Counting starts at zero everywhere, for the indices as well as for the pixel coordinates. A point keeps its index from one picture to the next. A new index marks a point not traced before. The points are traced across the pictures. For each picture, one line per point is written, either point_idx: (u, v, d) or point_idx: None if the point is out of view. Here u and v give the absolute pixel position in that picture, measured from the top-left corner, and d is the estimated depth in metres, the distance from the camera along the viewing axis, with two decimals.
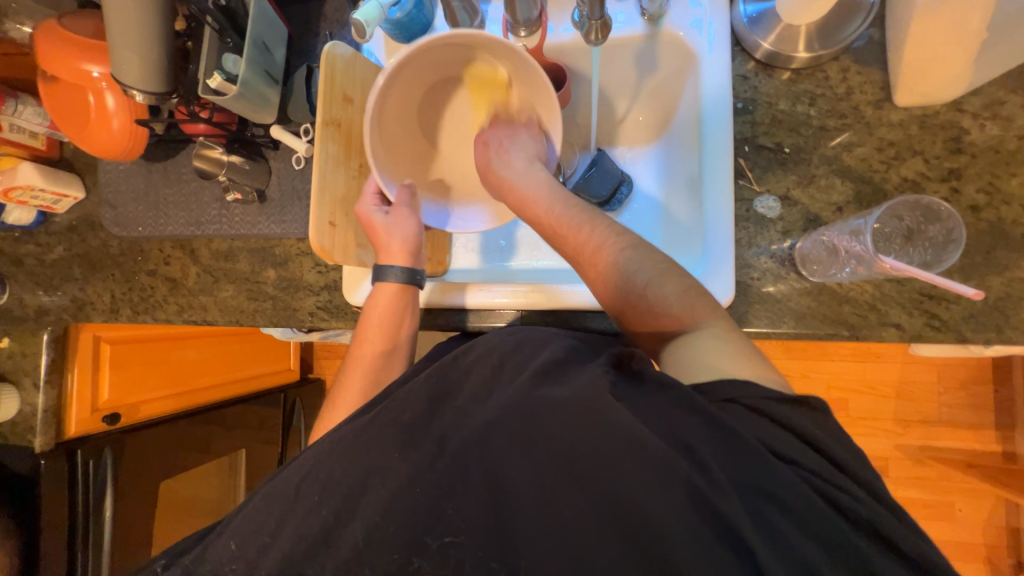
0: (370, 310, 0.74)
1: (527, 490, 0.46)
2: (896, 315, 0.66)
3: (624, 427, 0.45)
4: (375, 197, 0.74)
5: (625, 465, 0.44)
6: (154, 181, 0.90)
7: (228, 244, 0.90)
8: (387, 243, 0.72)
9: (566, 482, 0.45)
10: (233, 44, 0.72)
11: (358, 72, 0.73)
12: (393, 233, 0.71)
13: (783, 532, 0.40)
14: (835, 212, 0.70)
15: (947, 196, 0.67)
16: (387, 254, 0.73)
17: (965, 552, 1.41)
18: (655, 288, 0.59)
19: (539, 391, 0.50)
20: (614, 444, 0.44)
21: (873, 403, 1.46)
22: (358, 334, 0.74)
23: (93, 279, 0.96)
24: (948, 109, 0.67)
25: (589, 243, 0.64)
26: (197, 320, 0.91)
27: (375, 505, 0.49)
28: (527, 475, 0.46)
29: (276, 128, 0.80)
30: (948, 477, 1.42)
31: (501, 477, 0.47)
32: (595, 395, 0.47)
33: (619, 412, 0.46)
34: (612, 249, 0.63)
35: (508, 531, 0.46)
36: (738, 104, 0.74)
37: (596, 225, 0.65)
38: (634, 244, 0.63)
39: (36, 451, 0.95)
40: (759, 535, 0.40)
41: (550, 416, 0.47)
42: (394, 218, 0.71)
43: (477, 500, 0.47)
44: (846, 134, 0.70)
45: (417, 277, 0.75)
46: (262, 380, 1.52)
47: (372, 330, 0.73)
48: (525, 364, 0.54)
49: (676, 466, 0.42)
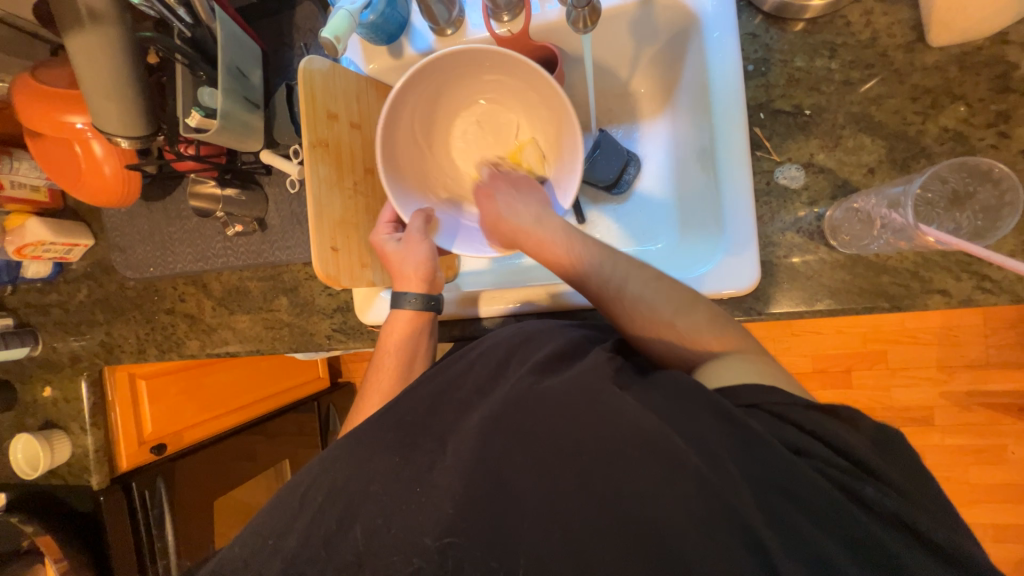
0: (383, 342, 0.72)
1: (534, 501, 0.43)
2: (942, 281, 0.61)
3: (624, 415, 0.43)
4: (388, 225, 0.75)
5: (630, 455, 0.41)
6: (156, 220, 0.90)
7: (238, 275, 0.90)
8: (400, 269, 0.71)
9: (572, 481, 0.42)
10: (206, 75, 0.70)
11: (339, 83, 0.70)
12: (405, 259, 0.70)
13: (819, 542, 0.38)
14: (867, 174, 0.64)
15: (996, 143, 0.60)
16: (401, 279, 0.72)
17: (1021, 495, 1.37)
18: (658, 304, 0.56)
19: (543, 383, 0.49)
20: (618, 435, 0.42)
21: (914, 352, 1.39)
22: (374, 365, 0.72)
23: (117, 322, 0.99)
24: (992, 43, 0.60)
25: (610, 284, 0.60)
26: (220, 352, 0.93)
27: (379, 516, 0.46)
28: (529, 474, 0.44)
29: (266, 153, 0.77)
30: (999, 420, 1.37)
31: (504, 481, 0.44)
32: (592, 380, 0.47)
33: (619, 399, 0.45)
34: (634, 287, 0.58)
35: (511, 529, 0.42)
36: (749, 67, 0.67)
37: (617, 262, 0.61)
38: (657, 277, 0.59)
39: (93, 489, 1.00)
40: (790, 543, 0.38)
41: (548, 407, 0.46)
42: (405, 245, 0.71)
43: (483, 503, 0.43)
44: (873, 85, 0.63)
45: (433, 303, 0.73)
46: (297, 390, 1.53)
47: (388, 360, 0.70)
48: (526, 360, 0.54)
49: (682, 458, 0.40)
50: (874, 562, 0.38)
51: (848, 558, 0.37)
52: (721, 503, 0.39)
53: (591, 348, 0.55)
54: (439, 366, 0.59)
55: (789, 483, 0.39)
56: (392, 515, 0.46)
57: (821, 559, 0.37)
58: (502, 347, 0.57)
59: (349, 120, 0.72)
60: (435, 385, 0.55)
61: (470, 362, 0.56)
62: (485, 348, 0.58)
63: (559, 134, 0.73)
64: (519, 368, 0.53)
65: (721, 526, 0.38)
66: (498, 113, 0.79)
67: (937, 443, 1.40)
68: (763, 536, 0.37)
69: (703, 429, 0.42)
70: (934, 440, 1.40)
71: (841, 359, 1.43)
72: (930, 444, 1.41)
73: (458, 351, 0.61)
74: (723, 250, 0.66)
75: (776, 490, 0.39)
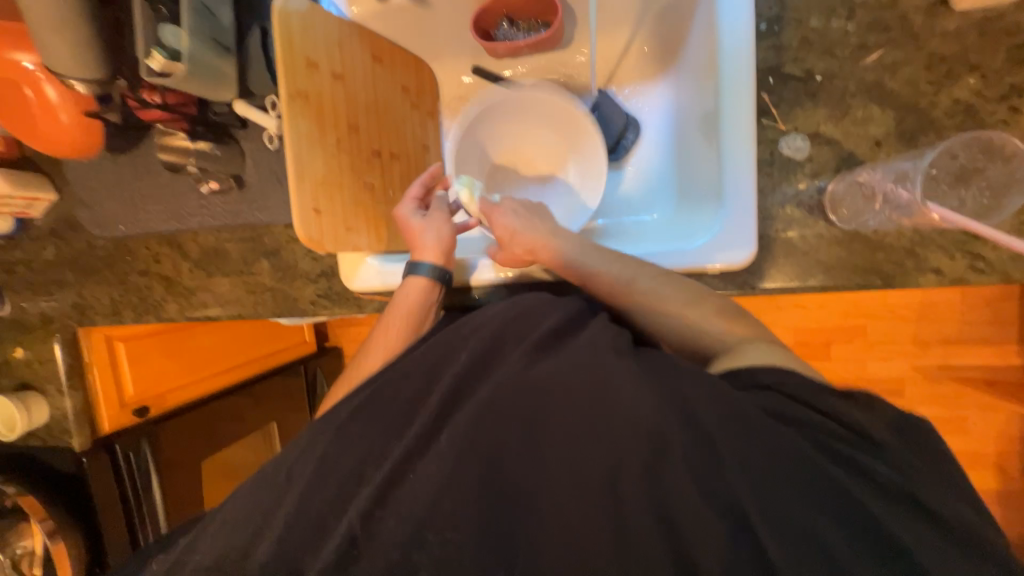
0: (396, 303, 0.69)
1: (526, 476, 0.43)
2: (936, 259, 0.60)
3: (619, 399, 0.43)
4: (415, 200, 0.75)
5: (628, 437, 0.41)
6: (124, 174, 0.84)
7: (215, 236, 0.85)
8: (421, 240, 0.71)
9: (567, 460, 0.42)
10: (167, 12, 0.63)
11: (319, 27, 0.64)
12: (427, 232, 0.71)
13: (804, 518, 0.38)
14: (873, 147, 0.61)
15: (1007, 118, 0.58)
16: (420, 250, 0.71)
17: (976, 460, 1.45)
18: (671, 305, 0.57)
19: (541, 362, 0.47)
20: (613, 418, 0.42)
21: (891, 327, 1.43)
22: (380, 326, 0.69)
23: (89, 283, 0.94)
24: (1014, 9, 0.57)
25: (649, 300, 0.58)
26: (199, 316, 0.89)
27: (371, 495, 0.44)
28: (520, 454, 0.43)
29: (241, 103, 0.71)
30: (964, 392, 1.43)
31: (495, 459, 0.43)
32: (587, 358, 0.47)
33: (618, 383, 0.44)
34: (672, 302, 0.57)
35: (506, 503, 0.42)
36: (762, 26, 0.63)
37: (653, 277, 0.60)
38: (693, 293, 0.58)
39: (76, 451, 0.99)
40: (776, 519, 0.38)
41: (547, 387, 0.45)
42: (430, 220, 0.72)
43: (475, 476, 0.43)
44: (889, 52, 0.60)
45: (447, 276, 0.71)
46: (283, 354, 1.51)
47: (388, 334, 0.68)
48: (523, 336, 0.51)
49: (676, 442, 0.40)
50: (862, 540, 0.38)
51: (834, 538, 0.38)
52: (711, 485, 0.39)
53: (584, 321, 0.55)
54: (436, 338, 0.55)
55: (783, 468, 0.39)
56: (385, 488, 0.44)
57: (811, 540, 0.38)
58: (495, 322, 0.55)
59: (331, 70, 0.66)
60: (430, 358, 0.52)
61: (468, 335, 0.53)
62: (478, 321, 0.56)
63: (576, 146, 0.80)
64: (517, 347, 0.50)
65: (705, 505, 0.39)
66: (520, 126, 0.83)
67: (906, 413, 1.46)
68: (747, 517, 0.38)
69: (699, 408, 0.42)
70: (903, 410, 1.46)
71: (822, 332, 1.47)
72: None
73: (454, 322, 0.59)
74: (719, 224, 0.64)
75: (768, 472, 0.39)
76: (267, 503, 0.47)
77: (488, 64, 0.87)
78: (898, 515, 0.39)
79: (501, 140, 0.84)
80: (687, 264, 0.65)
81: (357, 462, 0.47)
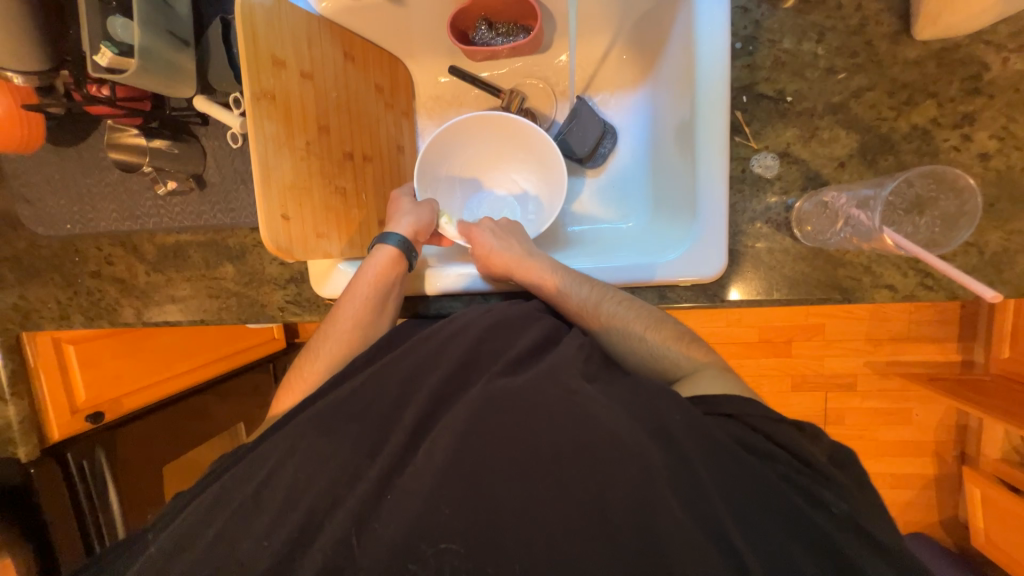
0: (360, 274, 0.69)
1: (504, 500, 0.42)
2: (890, 276, 0.64)
3: (594, 423, 0.44)
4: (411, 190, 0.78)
5: (606, 462, 0.42)
6: (71, 170, 0.78)
7: (174, 238, 0.81)
8: (400, 219, 0.72)
9: (546, 484, 0.42)
10: (118, 4, 0.60)
11: (285, 23, 0.61)
12: (406, 213, 0.72)
13: (768, 535, 0.40)
14: (837, 167, 0.64)
15: (958, 144, 0.61)
16: (391, 224, 0.71)
17: (917, 449, 1.57)
18: (631, 330, 0.59)
19: (515, 383, 0.48)
20: (590, 442, 0.43)
21: (846, 326, 1.52)
22: (346, 293, 0.68)
23: (31, 285, 0.87)
24: (969, 41, 0.60)
25: (611, 323, 0.60)
26: (157, 320, 0.84)
27: (345, 520, 0.43)
28: (504, 486, 0.42)
29: (200, 99, 0.67)
30: (909, 386, 1.53)
31: (474, 484, 0.42)
32: (563, 378, 0.48)
33: (591, 403, 0.46)
34: (633, 328, 0.59)
35: (483, 529, 0.41)
36: (737, 44, 0.64)
37: (618, 301, 0.62)
38: (654, 320, 0.60)
39: (22, 461, 0.93)
40: (744, 538, 0.39)
41: (522, 408, 0.46)
42: (419, 205, 0.74)
43: (452, 501, 0.42)
44: (854, 76, 0.62)
45: (411, 257, 0.71)
46: (251, 352, 1.45)
47: (350, 306, 0.67)
48: (498, 356, 0.53)
49: (649, 465, 0.41)
50: (822, 556, 0.40)
51: (804, 556, 0.39)
52: (688, 509, 0.40)
53: (560, 341, 0.56)
54: (405, 348, 0.56)
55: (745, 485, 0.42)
56: (360, 513, 0.43)
57: (780, 558, 0.39)
58: (472, 338, 0.55)
59: (299, 68, 0.63)
60: (403, 374, 0.53)
61: (441, 348, 0.55)
62: (454, 336, 0.56)
63: (546, 172, 0.80)
64: (489, 370, 0.51)
65: (693, 523, 0.39)
66: (492, 142, 0.81)
67: (858, 407, 1.56)
68: (728, 535, 0.39)
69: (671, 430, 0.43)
70: (855, 404, 1.56)
71: (785, 330, 1.53)
72: (851, 407, 1.56)
73: (425, 331, 0.59)
74: (692, 236, 0.65)
75: (730, 489, 0.42)
76: (234, 529, 0.46)
77: (465, 65, 0.85)
78: (855, 530, 0.41)
79: (473, 151, 0.82)
80: (654, 280, 0.66)
81: (329, 485, 0.46)
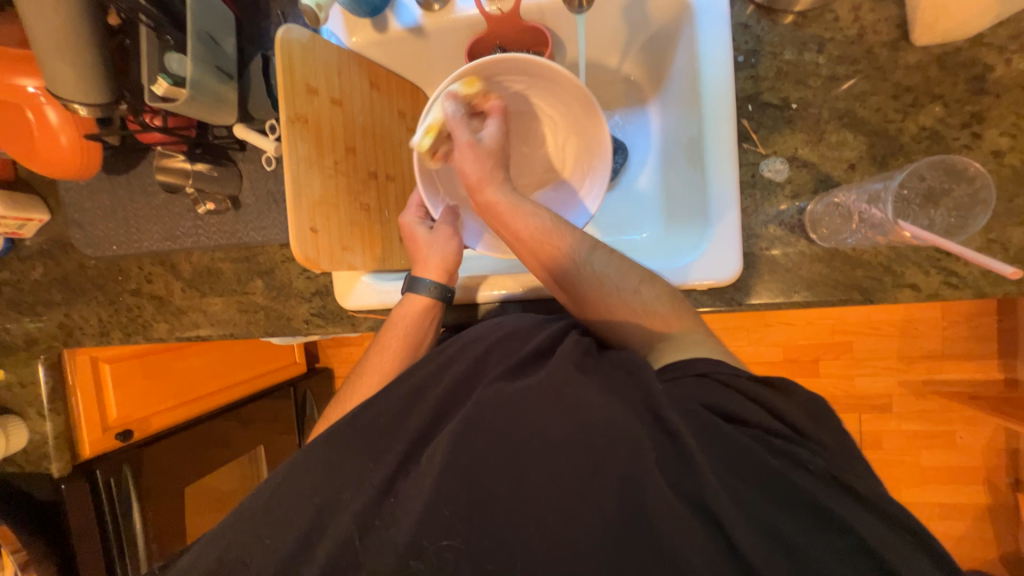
0: (392, 322, 0.69)
1: (508, 490, 0.42)
2: (912, 275, 0.63)
3: (596, 412, 0.43)
4: (418, 210, 0.77)
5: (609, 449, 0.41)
6: (119, 196, 0.85)
7: (209, 256, 0.86)
8: (426, 257, 0.72)
9: (552, 475, 0.42)
10: (173, 41, 0.65)
11: (320, 55, 0.67)
12: (431, 249, 0.72)
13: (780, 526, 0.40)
14: (847, 169, 0.65)
15: (969, 143, 0.62)
16: (423, 267, 0.71)
17: (966, 476, 1.46)
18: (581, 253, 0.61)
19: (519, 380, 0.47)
20: (595, 433, 0.42)
21: (876, 342, 1.46)
22: (375, 345, 0.68)
23: (77, 304, 0.93)
24: (970, 45, 0.62)
25: (562, 247, 0.61)
26: (190, 336, 0.88)
27: (367, 511, 0.44)
28: (506, 478, 0.42)
29: (240, 127, 0.74)
30: (950, 407, 1.45)
31: (482, 480, 0.42)
32: (570, 369, 0.47)
33: (585, 389, 0.45)
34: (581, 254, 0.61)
35: (497, 521, 0.41)
36: (739, 58, 0.68)
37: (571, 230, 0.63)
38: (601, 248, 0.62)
39: (54, 477, 0.95)
40: (751, 528, 0.39)
41: (532, 403, 0.44)
42: (435, 236, 0.72)
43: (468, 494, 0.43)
44: (858, 81, 0.65)
45: (449, 295, 0.71)
46: (273, 375, 1.48)
47: (390, 343, 0.67)
48: (507, 357, 0.51)
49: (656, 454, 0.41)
50: (838, 545, 0.40)
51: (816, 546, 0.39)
52: (693, 499, 0.40)
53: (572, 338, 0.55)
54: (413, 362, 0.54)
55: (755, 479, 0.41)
56: (380, 510, 0.44)
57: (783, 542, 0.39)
58: (483, 344, 0.54)
59: (330, 96, 0.69)
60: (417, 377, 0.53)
61: (449, 357, 0.53)
62: (467, 344, 0.55)
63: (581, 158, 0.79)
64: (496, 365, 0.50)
65: (686, 509, 0.40)
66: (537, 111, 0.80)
67: (895, 428, 1.48)
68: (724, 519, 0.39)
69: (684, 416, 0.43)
70: (892, 425, 1.48)
71: (809, 348, 1.49)
72: (887, 429, 1.49)
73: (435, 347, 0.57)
74: (705, 242, 0.66)
75: (735, 479, 0.41)
76: (258, 523, 0.47)
77: None
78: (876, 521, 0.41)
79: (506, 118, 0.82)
80: (670, 282, 0.67)
81: (349, 483, 0.47)
